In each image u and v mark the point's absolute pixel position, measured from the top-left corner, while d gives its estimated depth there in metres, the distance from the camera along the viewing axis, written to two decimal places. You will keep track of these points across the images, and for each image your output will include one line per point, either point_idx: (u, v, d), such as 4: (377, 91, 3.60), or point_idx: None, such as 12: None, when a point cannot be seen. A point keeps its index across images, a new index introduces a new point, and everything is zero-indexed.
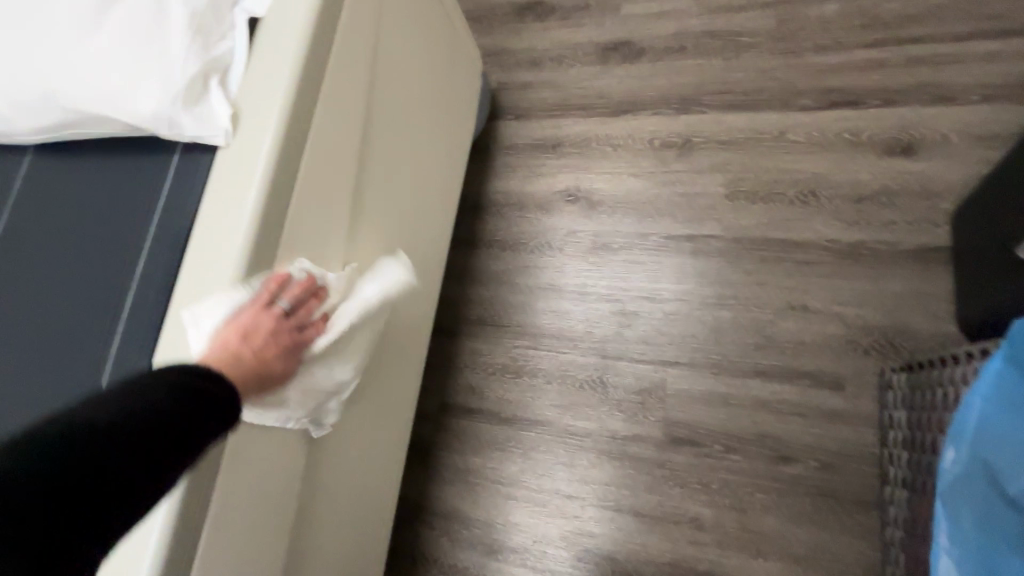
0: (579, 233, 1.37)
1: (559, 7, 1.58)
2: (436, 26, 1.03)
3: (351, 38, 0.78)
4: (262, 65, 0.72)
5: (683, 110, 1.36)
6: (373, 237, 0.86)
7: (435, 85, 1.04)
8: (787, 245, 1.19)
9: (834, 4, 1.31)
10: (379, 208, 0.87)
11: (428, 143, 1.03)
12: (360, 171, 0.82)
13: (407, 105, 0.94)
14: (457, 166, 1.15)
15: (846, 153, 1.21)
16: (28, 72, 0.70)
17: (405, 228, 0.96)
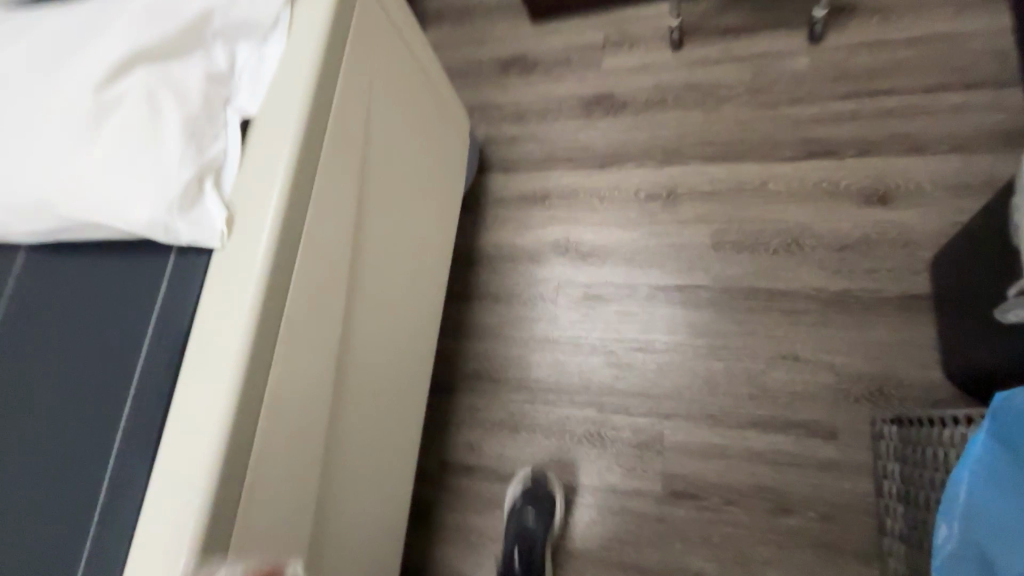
0: (571, 285, 1.39)
1: (542, 62, 1.63)
2: (422, 103, 1.07)
3: (342, 130, 0.81)
4: (256, 164, 0.74)
5: (667, 162, 1.40)
6: (367, 315, 0.88)
7: (421, 161, 1.07)
8: (774, 294, 1.22)
9: (806, 57, 1.36)
10: (371, 290, 0.89)
11: (417, 217, 1.06)
12: (354, 254, 0.84)
13: (395, 186, 0.97)
14: (446, 231, 1.19)
15: (826, 203, 1.24)
16: (26, 180, 0.71)
17: (397, 304, 0.98)
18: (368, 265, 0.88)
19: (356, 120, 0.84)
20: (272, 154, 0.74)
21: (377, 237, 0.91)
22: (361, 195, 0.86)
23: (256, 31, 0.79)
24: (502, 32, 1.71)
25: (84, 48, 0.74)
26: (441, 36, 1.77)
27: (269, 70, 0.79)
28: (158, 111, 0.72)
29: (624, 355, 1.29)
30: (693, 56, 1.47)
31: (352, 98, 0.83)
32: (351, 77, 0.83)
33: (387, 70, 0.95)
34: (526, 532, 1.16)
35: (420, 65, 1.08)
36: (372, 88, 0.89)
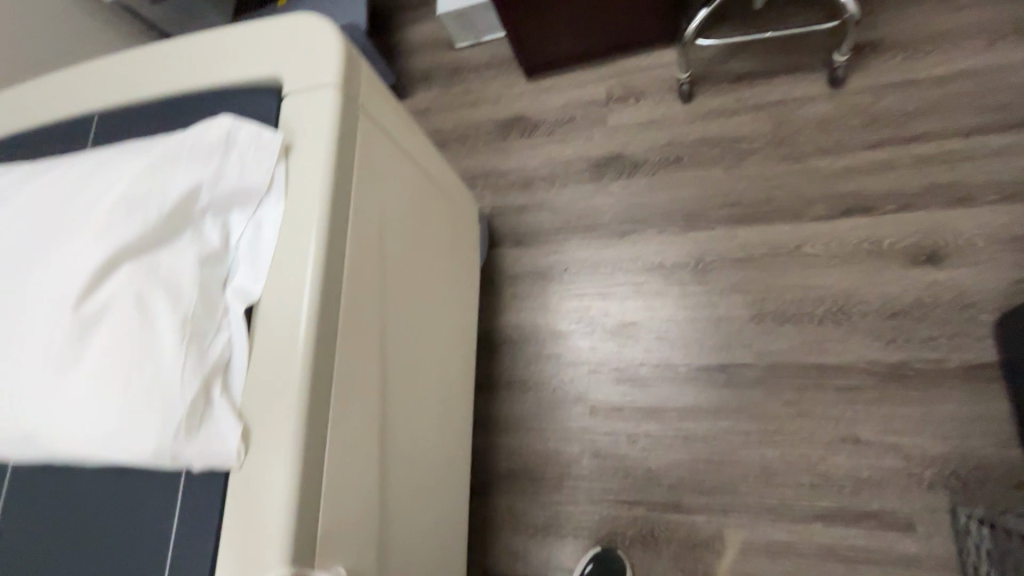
0: (601, 369, 1.30)
1: (543, 122, 1.53)
2: (432, 216, 1.00)
3: (358, 293, 0.73)
4: (267, 359, 0.65)
5: (691, 227, 1.32)
6: (402, 476, 0.81)
7: (437, 276, 1.00)
8: (827, 370, 1.13)
9: (830, 102, 1.28)
10: (406, 447, 0.83)
11: (439, 341, 0.99)
12: (382, 419, 0.77)
13: (415, 320, 0.89)
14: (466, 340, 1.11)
15: (870, 264, 1.16)
16: (13, 411, 0.62)
17: (430, 444, 0.92)
18: (398, 421, 0.81)
19: (369, 272, 0.77)
20: (285, 344, 0.65)
21: (403, 387, 0.84)
22: (383, 352, 0.79)
23: (249, 197, 0.70)
24: (496, 91, 1.62)
25: (62, 251, 0.65)
26: (433, 99, 1.68)
27: (269, 239, 0.70)
28: (152, 315, 0.63)
29: (669, 444, 1.20)
30: (706, 107, 1.38)
31: (363, 250, 0.76)
32: (360, 228, 0.75)
33: (396, 198, 0.86)
34: None
35: (425, 173, 1.00)
36: (382, 228, 0.81)
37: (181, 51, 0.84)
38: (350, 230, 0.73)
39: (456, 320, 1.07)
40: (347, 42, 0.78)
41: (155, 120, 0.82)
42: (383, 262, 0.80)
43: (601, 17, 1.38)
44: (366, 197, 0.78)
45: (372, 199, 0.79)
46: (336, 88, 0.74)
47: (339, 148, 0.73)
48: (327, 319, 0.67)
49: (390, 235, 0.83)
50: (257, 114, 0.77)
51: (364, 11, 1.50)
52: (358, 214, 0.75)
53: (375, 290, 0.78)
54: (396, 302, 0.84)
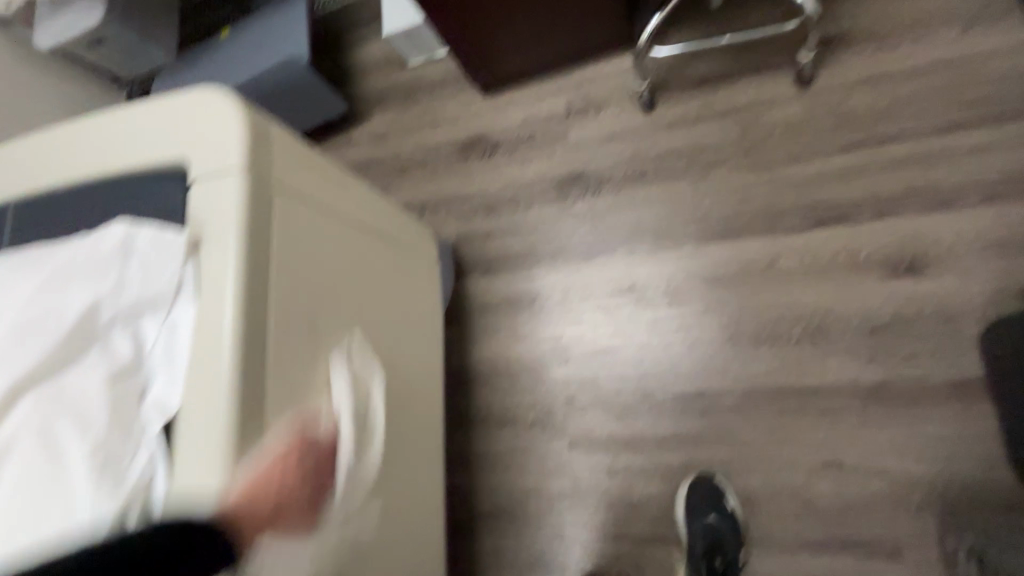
0: (577, 400, 1.26)
1: (503, 141, 1.46)
2: (375, 267, 0.96)
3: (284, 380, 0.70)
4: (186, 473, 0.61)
5: (660, 246, 1.26)
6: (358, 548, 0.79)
7: (387, 336, 0.96)
8: (807, 393, 1.09)
9: (798, 104, 1.20)
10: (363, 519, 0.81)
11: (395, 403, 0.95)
12: None
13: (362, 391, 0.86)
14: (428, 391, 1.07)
15: (847, 278, 1.10)
16: None
17: (395, 512, 0.89)
18: None
19: (299, 359, 0.73)
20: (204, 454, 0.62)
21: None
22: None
23: (158, 304, 0.66)
24: (453, 110, 1.55)
25: None
26: (389, 123, 1.61)
27: (182, 346, 0.66)
28: (58, 445, 0.59)
29: (650, 476, 1.17)
30: (670, 116, 1.30)
31: (288, 337, 0.72)
32: (283, 316, 0.72)
33: (326, 270, 0.82)
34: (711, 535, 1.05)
35: (364, 232, 0.95)
36: (311, 307, 0.77)
37: (85, 136, 0.79)
38: (270, 321, 0.69)
39: (414, 370, 1.04)
40: (252, 120, 0.73)
41: (62, 214, 0.77)
42: (314, 337, 0.77)
43: (550, 31, 1.30)
44: (287, 280, 0.74)
45: (296, 280, 0.75)
46: (241, 174, 0.70)
47: (250, 236, 0.69)
48: (249, 425, 0.64)
49: (321, 306, 0.80)
50: (165, 206, 0.72)
51: (306, 40, 1.44)
52: (277, 302, 0.71)
53: (308, 374, 0.74)
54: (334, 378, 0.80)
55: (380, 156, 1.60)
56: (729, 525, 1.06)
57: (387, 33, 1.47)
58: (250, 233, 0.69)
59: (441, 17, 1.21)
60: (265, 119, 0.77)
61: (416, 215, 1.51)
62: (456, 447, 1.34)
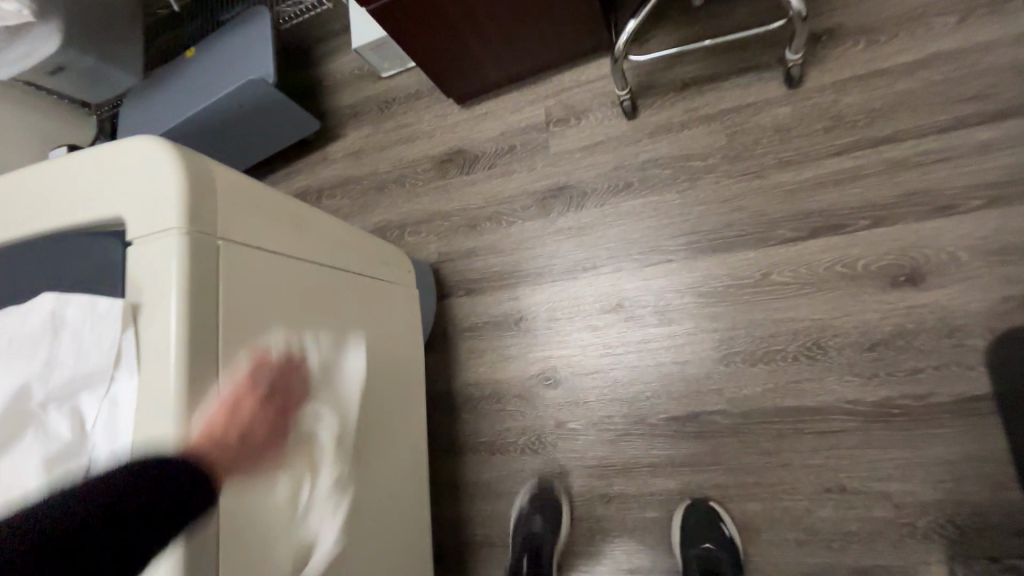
0: (568, 424, 1.21)
1: (482, 154, 1.41)
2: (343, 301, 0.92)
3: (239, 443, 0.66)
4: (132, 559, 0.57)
5: (648, 261, 1.20)
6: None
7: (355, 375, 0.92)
8: (805, 413, 1.04)
9: (787, 105, 1.14)
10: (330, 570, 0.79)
11: (366, 445, 0.92)
12: None
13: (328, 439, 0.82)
14: (400, 429, 1.05)
15: (844, 291, 1.05)
16: None
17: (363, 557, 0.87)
18: None
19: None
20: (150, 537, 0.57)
21: None
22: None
23: (96, 379, 0.61)
24: (430, 123, 1.49)
25: None
26: (364, 139, 1.55)
27: (124, 423, 0.62)
28: None
29: (645, 503, 1.13)
30: (653, 123, 1.24)
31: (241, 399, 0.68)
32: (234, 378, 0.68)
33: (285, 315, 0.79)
34: (710, 559, 1.01)
35: (327, 268, 0.91)
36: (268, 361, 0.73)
37: (15, 191, 0.74)
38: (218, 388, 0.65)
39: (385, 406, 1.01)
40: (190, 171, 0.68)
41: None
42: None
43: (523, 39, 1.24)
44: (237, 339, 0.70)
45: (248, 337, 0.71)
46: (180, 232, 0.65)
47: (194, 299, 0.64)
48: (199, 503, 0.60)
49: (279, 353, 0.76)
50: (103, 268, 0.67)
51: (271, 57, 1.38)
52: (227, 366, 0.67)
53: None
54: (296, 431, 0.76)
55: (358, 174, 1.54)
56: (727, 551, 1.01)
57: (355, 45, 1.41)
58: (193, 295, 0.64)
59: (407, 31, 1.15)
60: (206, 166, 0.72)
61: (396, 235, 1.46)
62: (446, 475, 1.30)
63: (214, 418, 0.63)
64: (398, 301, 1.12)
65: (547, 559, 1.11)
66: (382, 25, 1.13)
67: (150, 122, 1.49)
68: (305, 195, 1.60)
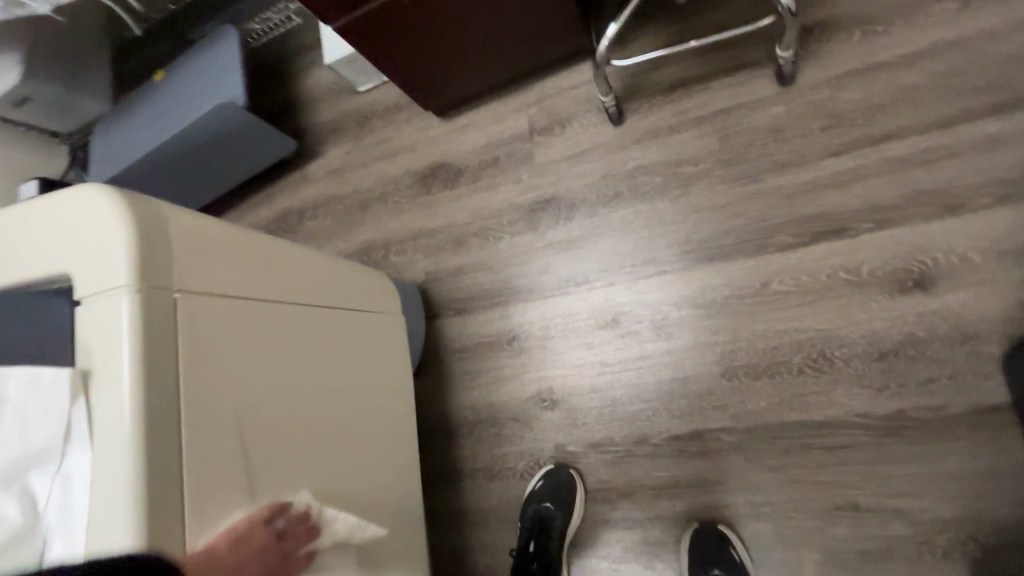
0: (568, 448, 1.16)
1: (466, 167, 1.35)
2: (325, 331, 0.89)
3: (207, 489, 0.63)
4: None
5: (643, 274, 1.15)
6: None
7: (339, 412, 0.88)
8: (814, 429, 0.99)
9: (781, 104, 1.09)
10: None
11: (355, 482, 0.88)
12: None
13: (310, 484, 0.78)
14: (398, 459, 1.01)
15: (849, 298, 1.00)
16: None
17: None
18: None
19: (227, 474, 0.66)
20: None
21: None
22: None
23: (44, 455, 0.57)
24: (411, 137, 1.43)
25: None
26: (344, 156, 1.50)
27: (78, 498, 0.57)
28: None
29: (650, 526, 1.08)
30: (642, 128, 1.19)
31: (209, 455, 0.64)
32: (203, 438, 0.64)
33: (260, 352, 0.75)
34: None
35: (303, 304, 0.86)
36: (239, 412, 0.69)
37: None
38: (183, 448, 0.61)
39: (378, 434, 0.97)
40: (139, 220, 0.63)
41: None
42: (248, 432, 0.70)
43: (502, 47, 1.18)
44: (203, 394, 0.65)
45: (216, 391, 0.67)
46: (130, 289, 0.60)
47: (149, 359, 0.60)
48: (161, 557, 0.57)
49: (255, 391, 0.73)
50: (47, 328, 0.62)
51: (241, 78, 1.33)
52: (191, 425, 0.63)
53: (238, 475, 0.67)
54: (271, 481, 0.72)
55: (339, 193, 1.49)
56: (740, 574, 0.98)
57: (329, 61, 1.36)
58: (148, 356, 0.60)
59: (378, 46, 1.09)
60: (158, 211, 0.67)
61: (381, 255, 1.41)
62: (443, 504, 1.25)
63: (221, 541, 0.62)
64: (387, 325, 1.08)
65: (556, 547, 1.08)
66: (349, 41, 1.07)
67: (119, 151, 1.43)
68: (286, 217, 1.54)
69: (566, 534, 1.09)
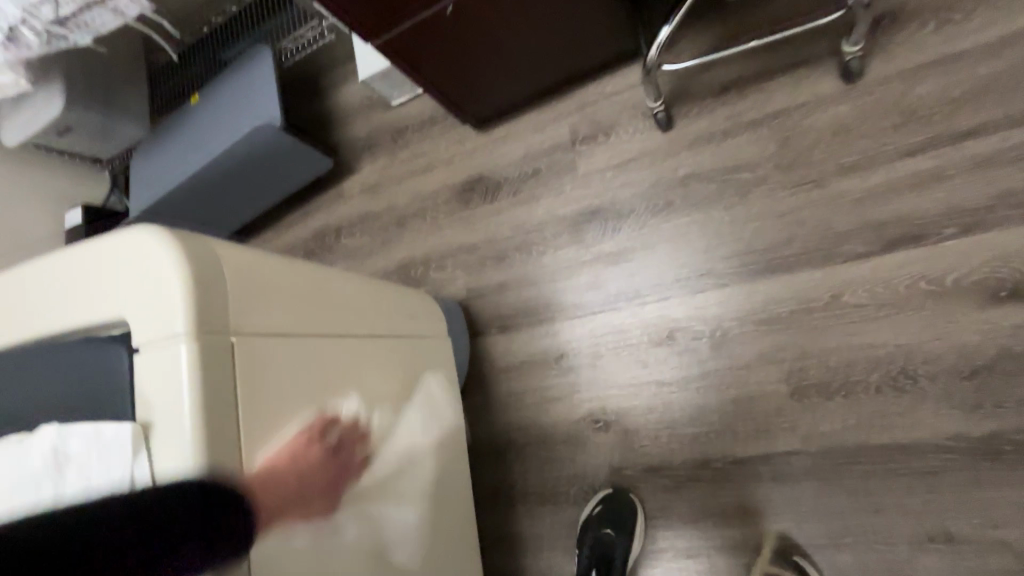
0: (624, 471, 1.11)
1: (505, 180, 1.31)
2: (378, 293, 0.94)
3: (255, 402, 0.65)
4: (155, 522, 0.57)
5: (699, 287, 1.09)
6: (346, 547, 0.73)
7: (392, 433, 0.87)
8: (898, 452, 0.93)
9: (845, 103, 1.02)
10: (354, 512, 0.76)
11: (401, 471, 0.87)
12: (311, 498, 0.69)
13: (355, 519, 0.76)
14: (452, 469, 1.01)
15: (933, 311, 0.94)
16: None
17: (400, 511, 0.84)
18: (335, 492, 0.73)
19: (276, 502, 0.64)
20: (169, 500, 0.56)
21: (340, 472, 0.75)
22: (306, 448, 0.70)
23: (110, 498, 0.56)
24: (447, 150, 1.40)
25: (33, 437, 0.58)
26: (381, 172, 1.47)
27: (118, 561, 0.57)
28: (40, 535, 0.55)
29: (719, 555, 1.02)
30: (693, 133, 1.13)
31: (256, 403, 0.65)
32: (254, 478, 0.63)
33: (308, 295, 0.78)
34: None
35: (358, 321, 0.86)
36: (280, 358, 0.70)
37: (14, 297, 0.70)
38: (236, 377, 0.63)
39: (433, 418, 0.98)
40: (196, 267, 0.61)
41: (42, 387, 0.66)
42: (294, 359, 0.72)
43: (545, 57, 1.14)
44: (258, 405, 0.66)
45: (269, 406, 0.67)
46: (189, 341, 0.59)
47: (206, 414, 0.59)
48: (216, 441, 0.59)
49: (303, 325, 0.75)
50: (103, 377, 0.62)
51: (277, 98, 1.32)
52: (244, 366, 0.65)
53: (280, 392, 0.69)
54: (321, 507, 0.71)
55: (376, 210, 1.46)
56: None
57: (363, 76, 1.34)
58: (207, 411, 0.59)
59: (419, 62, 1.06)
60: (212, 256, 0.64)
61: (421, 272, 1.38)
62: (494, 529, 1.21)
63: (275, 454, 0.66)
64: (444, 328, 1.08)
65: (619, 569, 1.02)
66: (393, 61, 1.04)
67: (157, 179, 1.44)
68: (322, 235, 1.53)
69: (628, 556, 1.03)
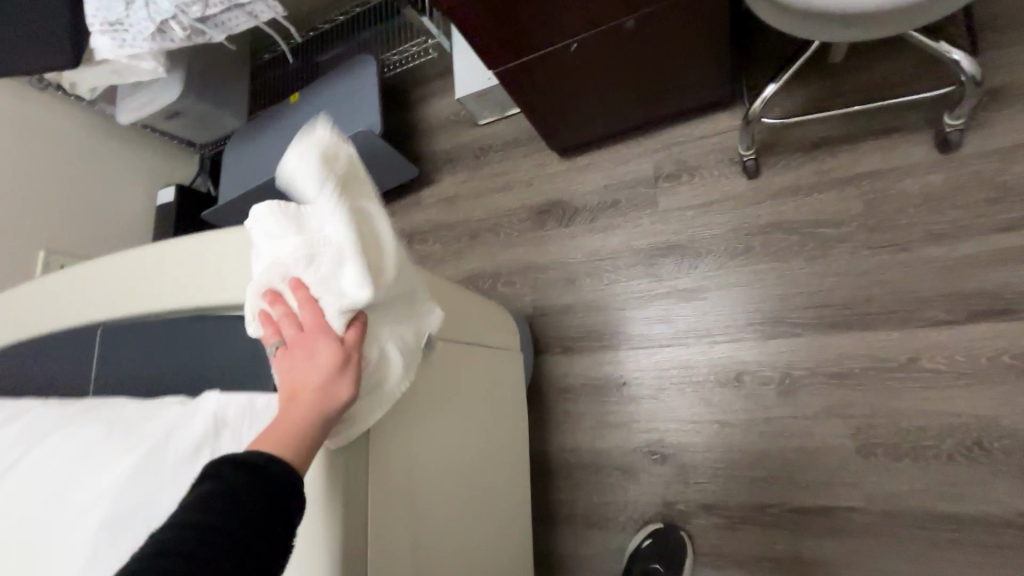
0: (677, 506, 1.12)
1: (583, 207, 1.36)
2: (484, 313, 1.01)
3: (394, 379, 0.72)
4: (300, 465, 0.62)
5: (771, 334, 1.11)
6: (441, 527, 0.78)
7: (478, 432, 0.93)
8: (965, 522, 0.93)
9: (938, 173, 1.05)
10: (450, 493, 0.81)
11: (482, 466, 0.92)
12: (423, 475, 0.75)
13: (450, 500, 0.81)
14: (516, 484, 1.04)
15: (1012, 386, 0.95)
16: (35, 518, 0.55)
17: (478, 505, 0.89)
18: (439, 477, 0.79)
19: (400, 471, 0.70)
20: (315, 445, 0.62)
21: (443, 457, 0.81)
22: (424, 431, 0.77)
23: None
24: (528, 172, 1.45)
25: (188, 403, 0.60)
26: (460, 185, 1.53)
27: None
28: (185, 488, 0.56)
29: None
30: (778, 184, 1.16)
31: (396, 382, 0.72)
32: (380, 486, 0.66)
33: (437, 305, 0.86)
34: None
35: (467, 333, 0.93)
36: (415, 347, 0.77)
37: (165, 266, 0.76)
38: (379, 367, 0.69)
39: (506, 427, 1.03)
40: None
41: (188, 354, 0.73)
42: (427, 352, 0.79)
43: (642, 97, 1.19)
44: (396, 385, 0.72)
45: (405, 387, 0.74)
46: None
47: None
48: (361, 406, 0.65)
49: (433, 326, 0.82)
50: (251, 353, 0.69)
51: (378, 106, 1.40)
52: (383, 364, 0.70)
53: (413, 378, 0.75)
54: (426, 486, 0.76)
55: (451, 220, 1.52)
56: None
57: (460, 95, 1.41)
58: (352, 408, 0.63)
59: (527, 90, 1.13)
60: None
61: (489, 284, 1.43)
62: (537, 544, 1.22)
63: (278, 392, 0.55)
64: (517, 344, 1.13)
65: None
66: (504, 86, 1.12)
67: (252, 170, 1.53)
68: None
69: None
